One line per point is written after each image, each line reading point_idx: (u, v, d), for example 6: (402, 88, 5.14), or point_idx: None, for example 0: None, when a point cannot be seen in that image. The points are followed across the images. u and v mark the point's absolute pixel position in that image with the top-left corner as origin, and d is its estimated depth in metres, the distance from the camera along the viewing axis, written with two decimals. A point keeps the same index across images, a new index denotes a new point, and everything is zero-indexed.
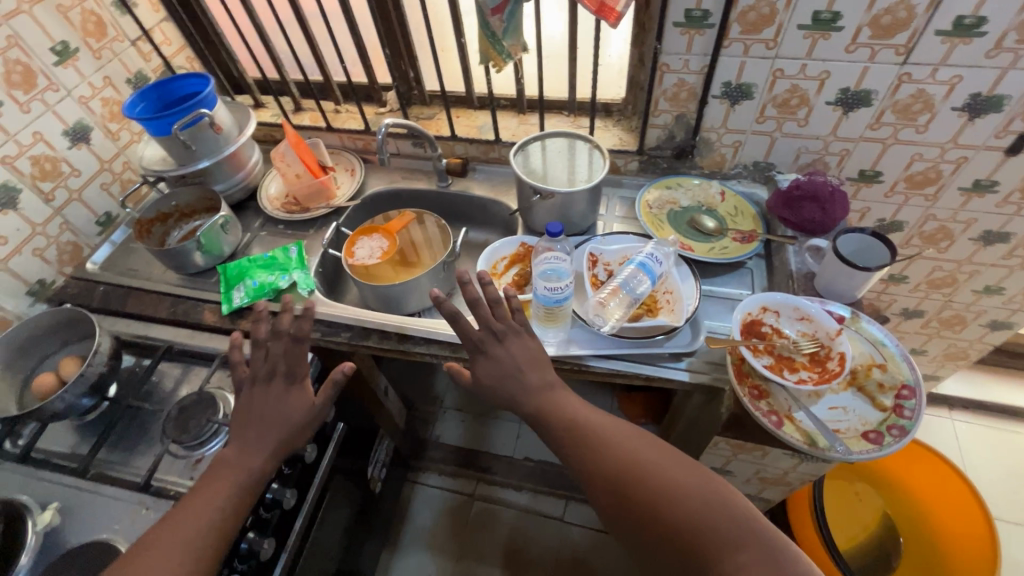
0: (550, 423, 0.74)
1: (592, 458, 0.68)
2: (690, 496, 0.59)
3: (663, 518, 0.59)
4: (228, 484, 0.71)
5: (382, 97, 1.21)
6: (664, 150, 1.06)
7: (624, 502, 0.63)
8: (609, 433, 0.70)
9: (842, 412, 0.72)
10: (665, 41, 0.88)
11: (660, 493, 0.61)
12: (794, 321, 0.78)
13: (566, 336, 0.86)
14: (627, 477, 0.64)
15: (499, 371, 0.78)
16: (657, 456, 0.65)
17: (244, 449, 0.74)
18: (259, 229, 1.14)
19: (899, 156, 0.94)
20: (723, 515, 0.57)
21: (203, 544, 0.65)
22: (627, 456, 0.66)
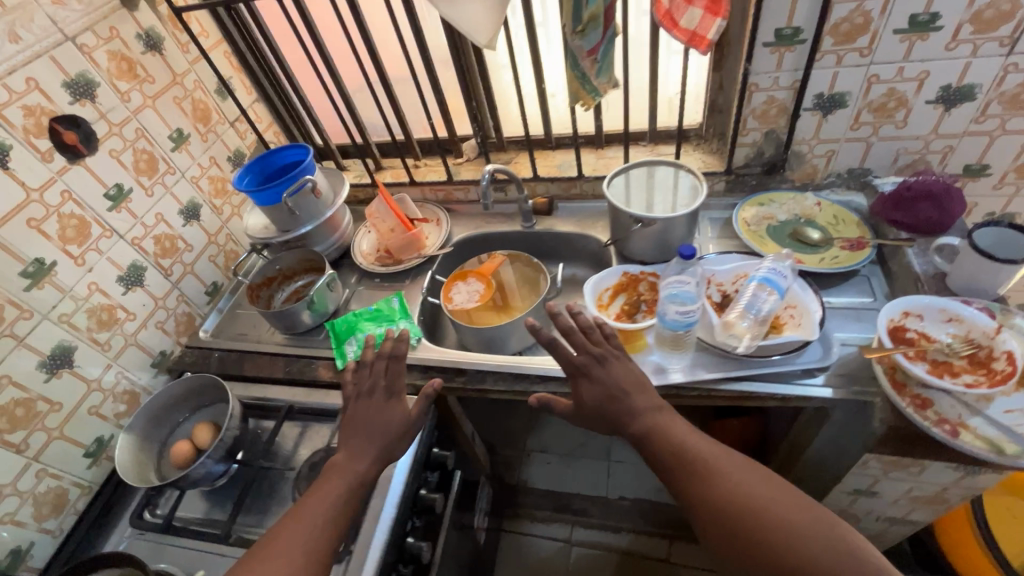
0: (658, 446, 0.71)
1: (702, 489, 0.65)
2: (816, 543, 0.57)
3: (785, 566, 0.57)
4: (331, 489, 0.71)
5: (460, 148, 1.26)
6: (753, 167, 1.06)
7: (738, 541, 0.61)
8: (718, 463, 0.67)
9: (1020, 413, 0.67)
10: (754, 61, 0.90)
11: (781, 537, 0.59)
12: (941, 322, 0.75)
13: (689, 361, 0.84)
14: (742, 514, 0.62)
15: (607, 398, 0.76)
16: (774, 494, 0.63)
17: (350, 455, 0.75)
18: (356, 284, 1.17)
19: (1009, 146, 0.92)
20: (852, 566, 0.55)
21: (318, 546, 0.66)
22: (738, 486, 0.64)
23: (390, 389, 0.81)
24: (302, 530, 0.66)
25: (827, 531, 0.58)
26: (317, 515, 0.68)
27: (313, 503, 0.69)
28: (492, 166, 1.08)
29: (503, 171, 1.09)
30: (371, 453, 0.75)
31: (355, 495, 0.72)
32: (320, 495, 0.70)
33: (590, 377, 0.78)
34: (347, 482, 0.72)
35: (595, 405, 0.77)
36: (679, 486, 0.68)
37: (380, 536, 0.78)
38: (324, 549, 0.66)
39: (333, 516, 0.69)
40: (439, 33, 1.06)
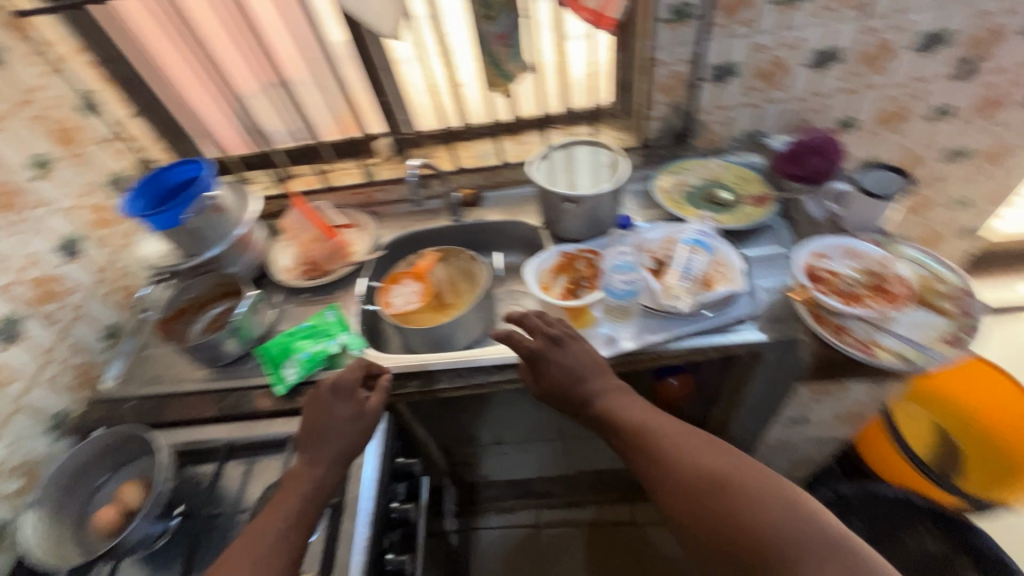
0: (618, 427, 0.73)
1: (660, 466, 0.66)
2: (769, 508, 0.57)
3: (738, 534, 0.57)
4: (288, 507, 0.67)
5: (373, 147, 1.21)
6: (664, 139, 1.12)
7: (694, 515, 0.61)
8: (675, 440, 0.68)
9: (917, 326, 0.77)
10: (654, 38, 0.95)
11: (733, 505, 0.59)
12: (844, 259, 0.85)
13: (637, 330, 0.87)
14: (697, 486, 0.62)
15: (568, 375, 0.78)
16: (726, 463, 0.64)
17: (308, 464, 0.72)
18: (283, 303, 1.09)
19: (870, 100, 1.05)
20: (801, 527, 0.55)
21: (279, 555, 0.64)
22: (697, 461, 0.65)
23: (341, 390, 0.78)
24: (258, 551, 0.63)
25: (779, 496, 0.58)
26: (278, 537, 0.65)
27: (269, 522, 0.66)
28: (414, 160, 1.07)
29: (430, 166, 1.08)
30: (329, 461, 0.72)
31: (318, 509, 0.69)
32: (279, 513, 0.67)
33: (540, 365, 0.79)
34: (307, 493, 0.69)
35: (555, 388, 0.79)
36: (640, 466, 0.69)
37: (358, 558, 0.73)
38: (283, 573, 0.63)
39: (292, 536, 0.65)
40: (338, 28, 1.01)
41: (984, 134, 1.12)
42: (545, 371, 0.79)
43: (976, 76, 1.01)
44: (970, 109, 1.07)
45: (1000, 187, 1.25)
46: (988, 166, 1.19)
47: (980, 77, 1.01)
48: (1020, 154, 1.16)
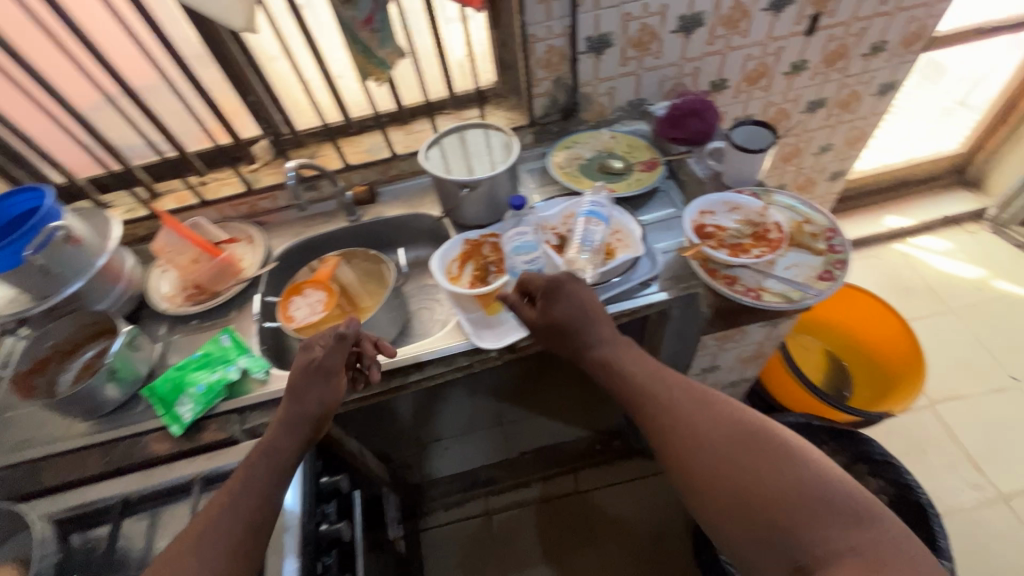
0: (630, 396, 0.73)
1: (678, 438, 0.67)
2: (796, 477, 0.58)
3: (758, 499, 0.58)
4: (239, 478, 0.68)
5: (251, 153, 1.12)
6: (552, 115, 1.13)
7: (715, 477, 0.62)
8: (690, 410, 0.68)
9: (795, 267, 0.83)
10: (526, 14, 0.94)
11: (760, 470, 0.60)
12: (728, 212, 0.89)
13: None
14: (725, 447, 0.63)
15: (573, 314, 0.78)
16: (746, 432, 0.64)
17: (281, 435, 0.73)
18: (169, 334, 0.99)
19: (735, 61, 1.11)
20: (828, 497, 0.56)
21: (228, 531, 0.63)
22: (719, 420, 0.66)
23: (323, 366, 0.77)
24: (206, 523, 0.64)
25: (804, 465, 0.59)
26: (238, 504, 0.66)
27: (225, 491, 0.67)
28: (294, 160, 0.99)
29: (310, 166, 1.00)
30: (286, 426, 0.73)
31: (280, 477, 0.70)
32: (233, 480, 0.68)
33: (561, 294, 0.79)
34: (255, 461, 0.70)
35: (554, 330, 0.79)
36: (656, 437, 0.69)
37: None
38: (241, 544, 0.63)
39: (245, 504, 0.66)
40: (184, 25, 0.91)
41: (835, 84, 1.23)
42: (557, 305, 0.79)
43: (821, 31, 1.10)
44: (820, 62, 1.17)
45: (854, 131, 1.38)
46: (842, 112, 1.32)
47: (824, 31, 1.10)
48: (866, 99, 1.29)
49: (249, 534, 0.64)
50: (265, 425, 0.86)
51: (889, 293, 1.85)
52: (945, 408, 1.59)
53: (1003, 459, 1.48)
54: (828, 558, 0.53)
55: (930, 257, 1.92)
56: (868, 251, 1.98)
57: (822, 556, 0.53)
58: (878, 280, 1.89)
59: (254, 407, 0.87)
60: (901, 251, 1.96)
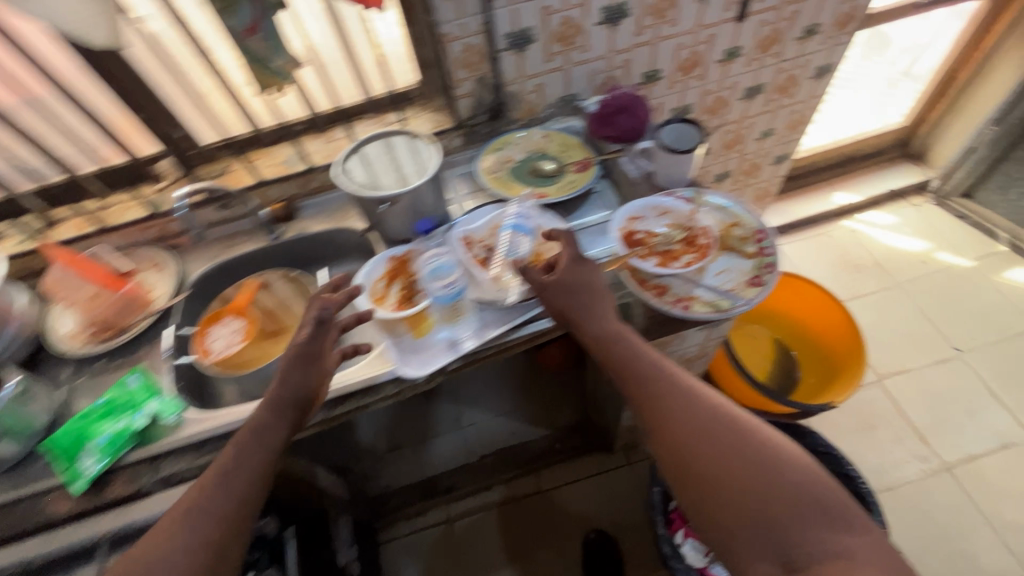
0: (626, 378, 0.69)
1: (677, 426, 0.63)
2: (793, 478, 0.57)
3: (753, 493, 0.57)
4: (229, 454, 0.67)
5: (155, 171, 1.03)
6: (479, 116, 1.07)
7: (711, 466, 0.60)
8: (692, 401, 0.65)
9: (726, 273, 0.80)
10: (436, 12, 0.87)
11: (759, 467, 0.58)
12: (657, 218, 0.86)
13: (476, 327, 0.84)
14: (723, 438, 0.61)
15: (580, 285, 0.75)
16: (744, 430, 0.62)
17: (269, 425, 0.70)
18: (73, 378, 0.91)
19: (667, 51, 1.07)
20: (820, 502, 0.56)
21: (216, 514, 0.62)
22: (720, 411, 0.64)
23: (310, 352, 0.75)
24: (195, 498, 0.63)
25: (801, 467, 0.58)
26: (229, 482, 0.64)
27: (214, 470, 0.66)
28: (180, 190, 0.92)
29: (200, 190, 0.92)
30: (275, 405, 0.71)
31: (273, 455, 0.68)
32: (221, 461, 0.66)
33: (584, 264, 0.78)
34: (243, 437, 0.68)
35: (554, 299, 0.75)
36: (651, 421, 0.66)
37: None
38: (230, 522, 0.62)
39: (237, 481, 0.65)
40: (50, 37, 0.81)
41: (771, 69, 1.20)
42: (571, 273, 0.76)
43: (751, 17, 1.06)
44: (754, 48, 1.13)
45: (795, 114, 1.36)
46: (781, 97, 1.29)
47: (755, 17, 1.06)
48: (804, 82, 1.27)
49: (242, 511, 0.63)
50: (180, 474, 0.80)
51: (838, 270, 1.87)
52: (893, 382, 1.62)
53: (947, 430, 1.52)
54: (818, 559, 0.53)
55: (877, 232, 1.94)
56: (818, 228, 1.99)
57: (812, 558, 0.53)
58: (827, 256, 1.92)
59: (166, 453, 0.81)
60: (850, 227, 1.98)
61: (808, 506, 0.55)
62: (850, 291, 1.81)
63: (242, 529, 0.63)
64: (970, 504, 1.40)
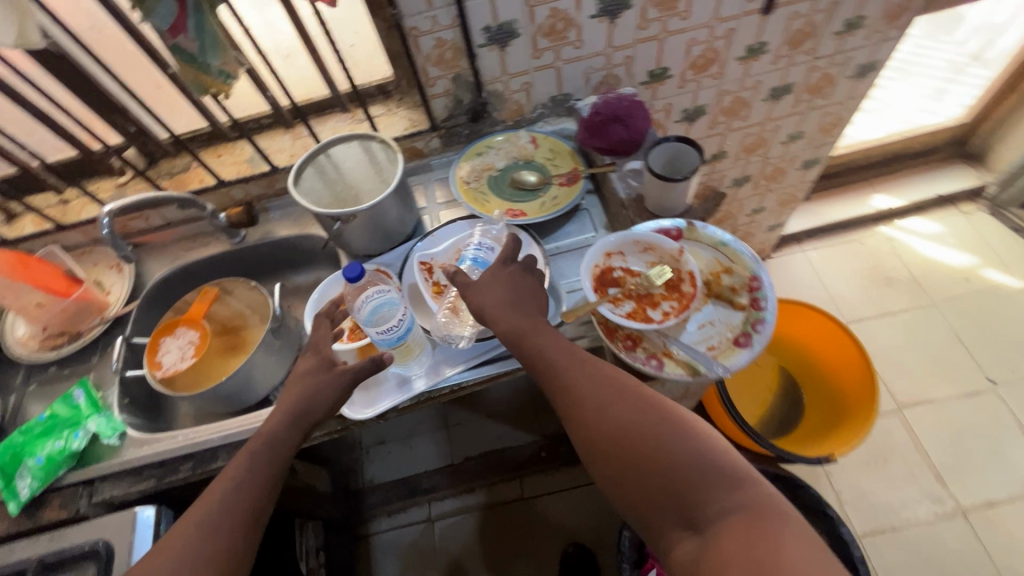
0: (535, 369, 0.64)
1: (583, 413, 0.59)
2: (691, 444, 0.53)
3: (654, 465, 0.53)
4: (243, 463, 0.63)
5: (113, 166, 0.97)
6: (458, 117, 0.96)
7: (614, 447, 0.56)
8: (595, 382, 0.61)
9: (709, 326, 0.71)
10: (401, 3, 0.76)
11: (657, 438, 0.54)
12: (639, 254, 0.76)
13: (431, 363, 0.78)
14: (624, 415, 0.57)
15: (505, 287, 0.69)
16: (646, 404, 0.58)
17: (281, 430, 0.66)
18: (25, 385, 0.89)
19: (677, 47, 0.93)
20: (718, 465, 0.52)
21: (225, 519, 0.59)
22: (622, 389, 0.60)
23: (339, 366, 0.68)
24: (209, 506, 0.60)
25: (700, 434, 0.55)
26: (242, 492, 0.61)
27: (226, 476, 0.62)
28: (111, 204, 0.79)
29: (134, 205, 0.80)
30: (293, 417, 0.67)
31: (284, 466, 0.65)
32: (233, 469, 0.63)
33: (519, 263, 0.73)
34: (257, 447, 0.64)
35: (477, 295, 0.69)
36: (562, 412, 0.62)
37: None
38: (239, 535, 0.59)
39: (249, 492, 0.62)
40: None
41: (802, 67, 1.04)
42: (490, 273, 0.71)
43: (780, 8, 0.90)
44: (782, 43, 0.97)
45: (829, 117, 1.19)
46: (813, 98, 1.13)
47: (785, 9, 0.91)
48: (841, 82, 1.10)
49: (251, 520, 0.60)
50: (117, 499, 0.77)
51: (866, 282, 1.72)
52: (914, 412, 1.49)
53: (967, 470, 1.39)
54: (720, 520, 0.48)
55: (918, 243, 1.76)
56: (851, 233, 1.82)
57: (715, 523, 0.49)
58: (856, 266, 1.75)
59: (104, 477, 0.78)
60: (887, 235, 1.79)
61: (707, 469, 0.51)
62: (877, 307, 1.66)
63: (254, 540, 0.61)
64: (982, 554, 1.29)
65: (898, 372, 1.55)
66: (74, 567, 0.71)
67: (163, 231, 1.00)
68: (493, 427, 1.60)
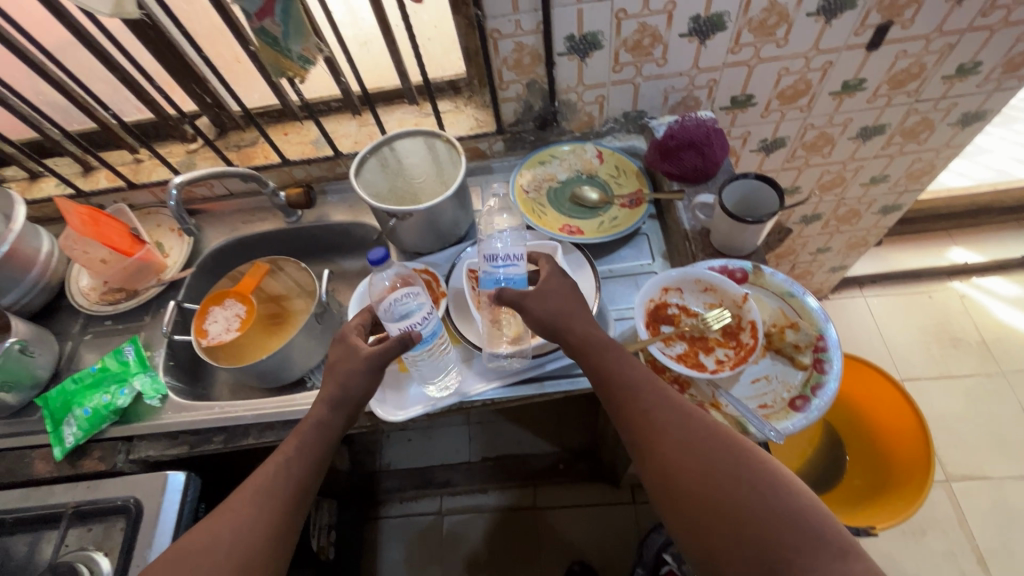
0: (610, 388, 0.61)
1: (662, 440, 0.56)
2: (784, 499, 0.49)
3: (741, 514, 0.49)
4: (292, 443, 0.64)
5: (185, 132, 0.99)
6: (526, 123, 0.94)
7: (695, 487, 0.52)
8: (677, 414, 0.57)
9: (765, 383, 0.67)
10: (485, 5, 0.74)
11: (746, 486, 0.50)
12: (698, 294, 0.73)
13: (458, 380, 0.77)
14: (709, 457, 0.53)
15: (549, 303, 0.67)
16: (733, 448, 0.54)
17: (327, 415, 0.66)
18: (82, 334, 0.93)
19: (767, 75, 0.87)
20: (814, 526, 0.47)
21: (277, 493, 0.60)
22: (706, 427, 0.56)
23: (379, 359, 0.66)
24: (262, 479, 0.60)
25: (793, 491, 0.50)
26: (293, 470, 0.62)
27: (279, 453, 0.63)
28: (181, 176, 0.81)
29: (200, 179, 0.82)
30: (337, 401, 0.66)
31: (332, 448, 0.66)
32: (286, 447, 0.63)
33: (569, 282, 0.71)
34: (305, 429, 0.65)
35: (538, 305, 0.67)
36: (634, 437, 0.58)
37: None
38: (290, 509, 0.60)
39: (299, 468, 0.62)
40: None
41: (900, 109, 0.96)
42: (539, 291, 0.68)
43: (888, 45, 0.84)
44: (883, 82, 0.90)
45: (918, 163, 1.11)
46: (905, 142, 1.05)
47: (893, 45, 0.84)
48: (939, 129, 1.02)
49: (300, 495, 0.61)
50: (152, 459, 0.80)
51: (930, 339, 1.61)
52: (963, 486, 1.39)
53: (1014, 558, 1.29)
54: None
55: (993, 305, 1.63)
56: (920, 283, 1.70)
57: None
58: (920, 320, 1.64)
59: (142, 436, 0.81)
60: (960, 291, 1.67)
61: (800, 525, 0.47)
62: (938, 368, 1.55)
63: (302, 511, 0.61)
64: None
65: (950, 441, 1.45)
66: (105, 518, 0.75)
67: (220, 201, 1.02)
68: (514, 431, 1.58)
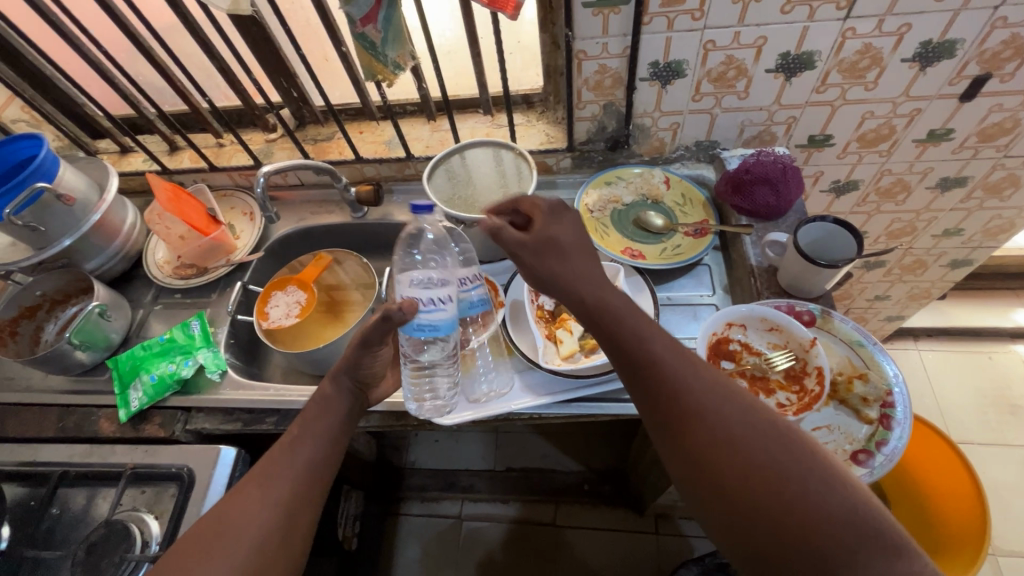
0: (632, 362, 0.55)
1: (694, 427, 0.51)
2: (830, 489, 0.46)
3: (784, 507, 0.46)
4: (300, 425, 0.66)
5: (268, 122, 1.04)
6: (597, 143, 0.94)
7: (731, 478, 0.48)
8: (708, 396, 0.52)
9: (826, 431, 0.65)
10: (576, 25, 0.75)
11: (789, 477, 0.47)
12: (762, 332, 0.72)
13: (453, 401, 0.77)
14: (747, 446, 0.49)
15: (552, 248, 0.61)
16: (772, 432, 0.49)
17: (329, 395, 0.69)
18: (153, 303, 0.98)
19: (849, 116, 0.85)
20: (862, 517, 0.45)
21: (286, 476, 0.61)
22: (740, 412, 0.51)
23: (367, 341, 0.68)
24: (269, 461, 0.62)
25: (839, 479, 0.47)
26: (299, 447, 0.64)
27: (286, 436, 0.66)
28: (268, 165, 0.85)
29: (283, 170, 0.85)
30: (335, 373, 0.70)
31: (338, 420, 0.68)
32: (292, 429, 0.66)
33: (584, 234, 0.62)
34: (311, 407, 0.68)
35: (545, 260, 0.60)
36: (662, 420, 0.53)
37: None
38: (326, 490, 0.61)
39: (309, 451, 0.64)
40: None
41: (985, 163, 0.93)
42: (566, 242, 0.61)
43: (983, 97, 0.81)
44: (972, 134, 0.87)
45: (997, 220, 1.07)
46: (986, 197, 1.01)
47: (988, 98, 0.81)
48: None
49: (311, 478, 0.62)
50: (207, 432, 0.83)
51: (987, 402, 1.53)
52: (1012, 562, 1.30)
53: None
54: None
55: None
56: (980, 343, 1.62)
57: None
58: (978, 381, 1.57)
59: (200, 408, 0.84)
60: None
61: (847, 519, 0.44)
62: (993, 435, 1.47)
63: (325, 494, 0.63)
64: None
65: (1002, 514, 1.37)
66: (159, 483, 0.78)
67: (291, 191, 1.06)
68: (542, 445, 1.58)
